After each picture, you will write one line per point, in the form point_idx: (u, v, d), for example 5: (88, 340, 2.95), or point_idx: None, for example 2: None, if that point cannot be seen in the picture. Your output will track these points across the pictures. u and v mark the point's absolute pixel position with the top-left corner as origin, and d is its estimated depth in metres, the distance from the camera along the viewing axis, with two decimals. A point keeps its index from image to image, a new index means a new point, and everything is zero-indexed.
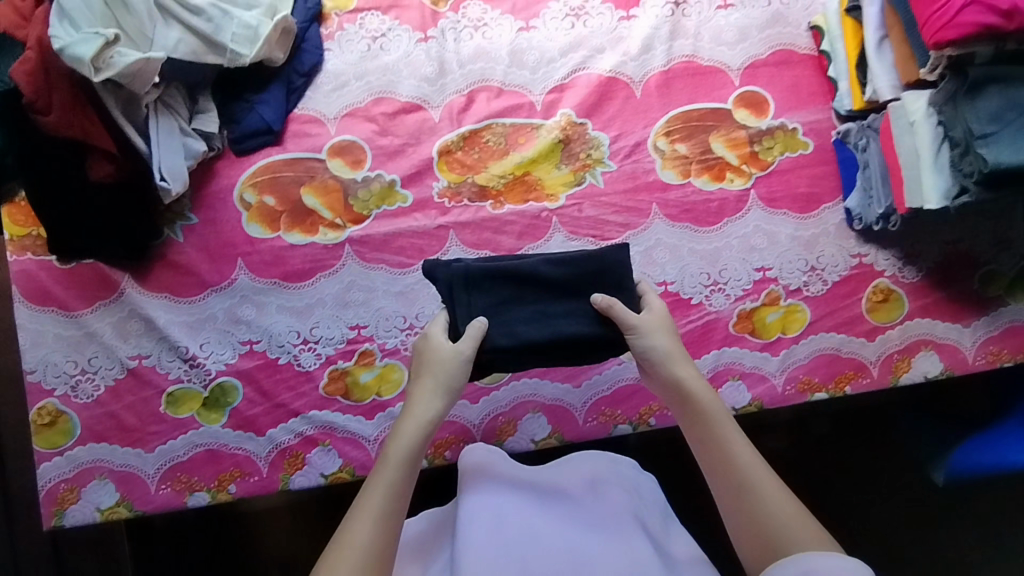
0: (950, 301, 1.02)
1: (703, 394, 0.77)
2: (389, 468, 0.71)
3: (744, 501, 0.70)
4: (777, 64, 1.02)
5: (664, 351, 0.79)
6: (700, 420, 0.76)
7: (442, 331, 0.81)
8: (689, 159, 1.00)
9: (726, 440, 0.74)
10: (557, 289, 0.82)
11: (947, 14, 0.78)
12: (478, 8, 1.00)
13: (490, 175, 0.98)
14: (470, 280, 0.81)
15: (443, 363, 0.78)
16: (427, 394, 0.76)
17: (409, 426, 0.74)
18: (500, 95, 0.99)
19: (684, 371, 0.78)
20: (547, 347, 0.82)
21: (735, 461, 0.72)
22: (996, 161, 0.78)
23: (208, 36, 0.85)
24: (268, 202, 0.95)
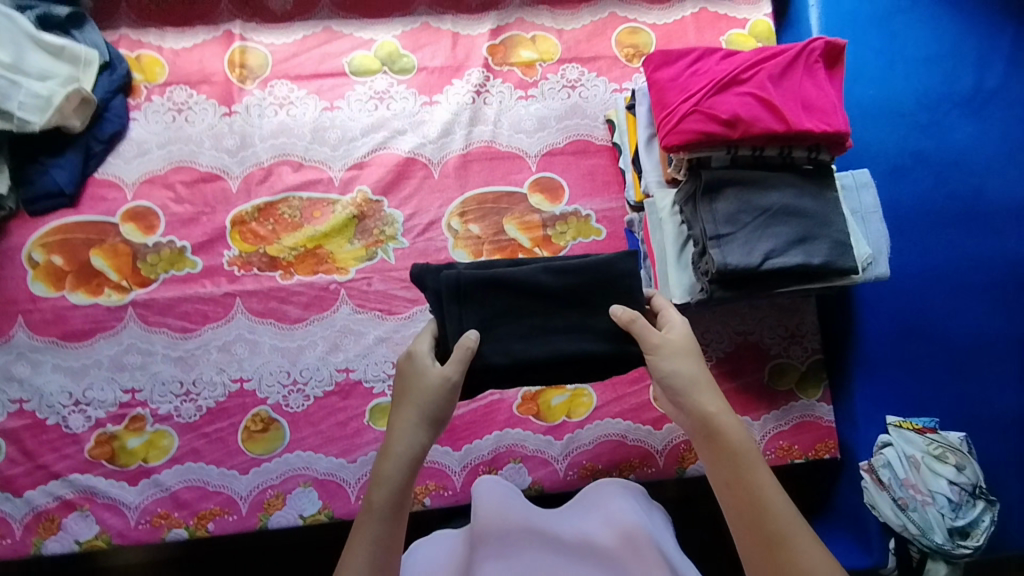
0: (738, 392, 1.03)
1: (733, 428, 0.70)
2: (375, 513, 0.67)
3: (776, 555, 0.64)
4: (574, 153, 1.07)
5: (693, 377, 0.72)
6: (729, 459, 0.69)
7: (426, 348, 0.76)
8: (481, 240, 1.04)
9: (763, 483, 0.67)
10: (553, 299, 0.79)
11: (673, 120, 0.82)
12: (285, 86, 1.04)
13: (282, 246, 1.01)
14: (459, 290, 0.77)
15: (429, 390, 0.72)
16: (411, 420, 0.71)
17: (390, 465, 0.69)
18: (299, 170, 1.03)
19: (710, 399, 0.72)
20: (547, 366, 0.77)
21: (767, 508, 0.66)
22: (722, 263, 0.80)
23: None
24: (55, 262, 0.97)
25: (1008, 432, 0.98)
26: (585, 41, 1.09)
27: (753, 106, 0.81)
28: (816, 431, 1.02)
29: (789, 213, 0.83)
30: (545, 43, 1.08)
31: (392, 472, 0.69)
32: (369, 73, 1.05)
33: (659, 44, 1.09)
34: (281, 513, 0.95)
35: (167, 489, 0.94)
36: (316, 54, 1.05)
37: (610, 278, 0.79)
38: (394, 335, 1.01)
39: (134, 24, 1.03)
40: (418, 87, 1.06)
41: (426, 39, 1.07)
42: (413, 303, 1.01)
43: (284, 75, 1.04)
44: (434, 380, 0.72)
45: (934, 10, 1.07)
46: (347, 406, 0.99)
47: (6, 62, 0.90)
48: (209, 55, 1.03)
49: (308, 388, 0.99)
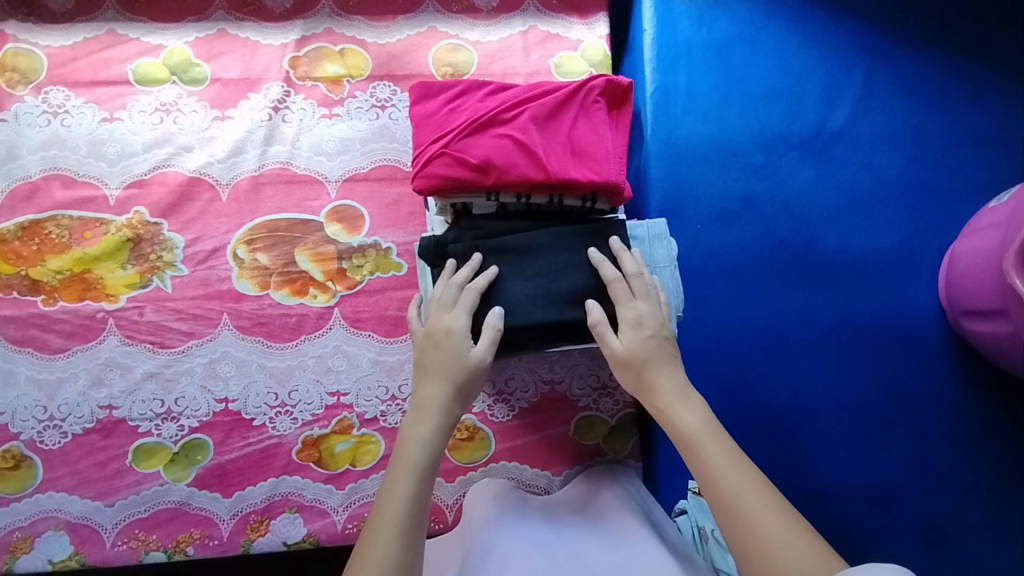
0: (542, 446, 0.97)
1: (689, 419, 0.67)
2: (407, 474, 0.64)
3: (731, 527, 0.60)
4: (379, 180, 0.98)
5: (654, 381, 0.69)
6: (689, 450, 0.65)
7: (465, 325, 0.71)
8: (269, 271, 0.96)
9: (713, 461, 0.63)
10: (557, 260, 0.74)
11: (422, 160, 0.73)
12: (60, 93, 0.95)
13: (45, 269, 0.93)
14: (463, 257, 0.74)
15: (460, 363, 0.70)
16: (444, 397, 0.69)
17: (422, 431, 0.67)
18: (72, 186, 0.95)
19: (661, 393, 0.69)
20: (553, 330, 0.74)
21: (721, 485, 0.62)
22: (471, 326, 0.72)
23: None
24: None
25: (815, 509, 0.90)
26: (399, 56, 0.99)
27: (509, 150, 0.72)
28: None
29: (563, 265, 0.74)
30: (355, 57, 0.99)
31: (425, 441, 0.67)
32: (155, 83, 0.97)
33: (481, 64, 1.00)
34: (28, 557, 0.89)
35: None
36: (98, 59, 0.96)
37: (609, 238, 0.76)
38: (165, 371, 0.93)
39: None
40: (210, 99, 0.97)
41: (222, 47, 0.98)
42: (188, 336, 0.94)
43: (60, 81, 0.95)
44: (470, 359, 0.69)
45: (784, 41, 0.97)
46: (108, 445, 0.92)
47: None
48: None
49: (65, 424, 0.92)
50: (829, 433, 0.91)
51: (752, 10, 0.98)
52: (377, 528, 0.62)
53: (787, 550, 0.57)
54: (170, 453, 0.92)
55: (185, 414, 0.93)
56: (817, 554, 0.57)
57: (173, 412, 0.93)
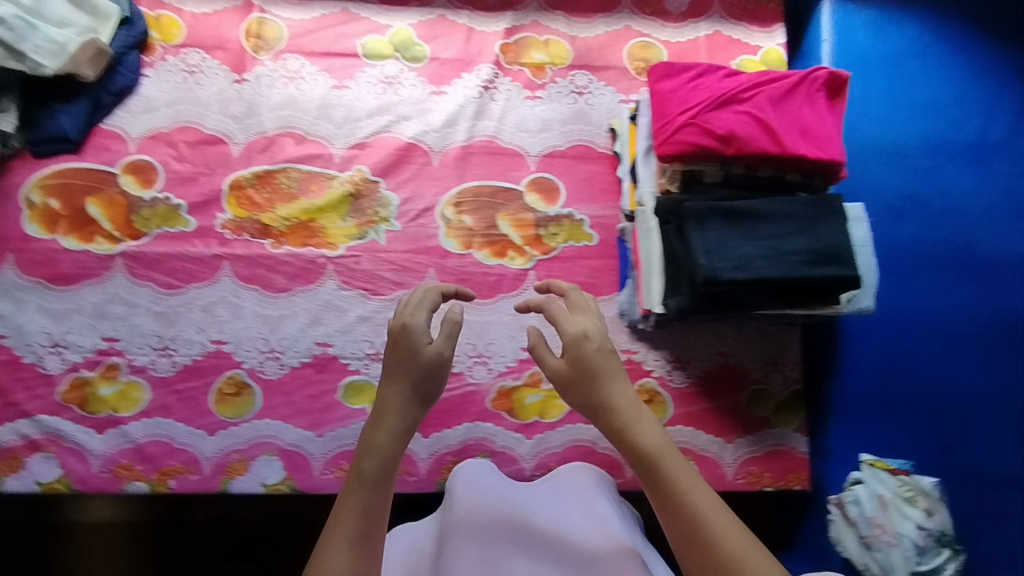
0: (715, 414, 1.03)
1: (648, 439, 0.69)
2: (363, 484, 0.67)
3: (696, 546, 0.64)
4: (574, 157, 1.07)
5: (606, 398, 0.71)
6: (649, 472, 0.67)
7: (424, 323, 0.75)
8: (473, 232, 1.03)
9: (676, 481, 0.66)
10: (786, 222, 0.82)
11: (669, 130, 0.82)
12: (298, 60, 1.05)
13: (275, 215, 1.01)
14: (700, 216, 0.81)
15: (416, 363, 0.72)
16: (405, 398, 0.71)
17: (380, 437, 0.69)
18: (302, 143, 1.04)
19: (619, 412, 0.70)
20: (781, 285, 0.80)
21: (687, 507, 0.65)
22: (712, 276, 0.78)
23: (9, 44, 0.91)
24: (51, 205, 0.98)
25: (977, 489, 0.95)
26: (598, 49, 1.09)
27: (750, 125, 0.81)
28: (788, 461, 1.03)
29: (794, 229, 0.82)
30: (558, 47, 1.09)
31: (385, 444, 0.69)
32: (381, 57, 1.06)
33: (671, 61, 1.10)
34: (242, 479, 0.95)
35: (133, 441, 0.95)
36: (331, 33, 1.06)
37: (830, 209, 0.83)
38: (375, 316, 1.01)
39: None
40: (428, 75, 1.07)
41: (442, 31, 1.08)
42: (398, 286, 1.01)
43: (298, 50, 1.05)
44: (428, 356, 0.72)
45: (948, 57, 1.08)
46: (320, 380, 0.99)
47: (27, 4, 0.93)
48: (227, 23, 1.05)
49: (284, 357, 0.99)
50: (991, 417, 0.97)
51: (920, 30, 1.09)
52: (338, 529, 0.65)
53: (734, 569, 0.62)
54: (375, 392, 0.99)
55: None
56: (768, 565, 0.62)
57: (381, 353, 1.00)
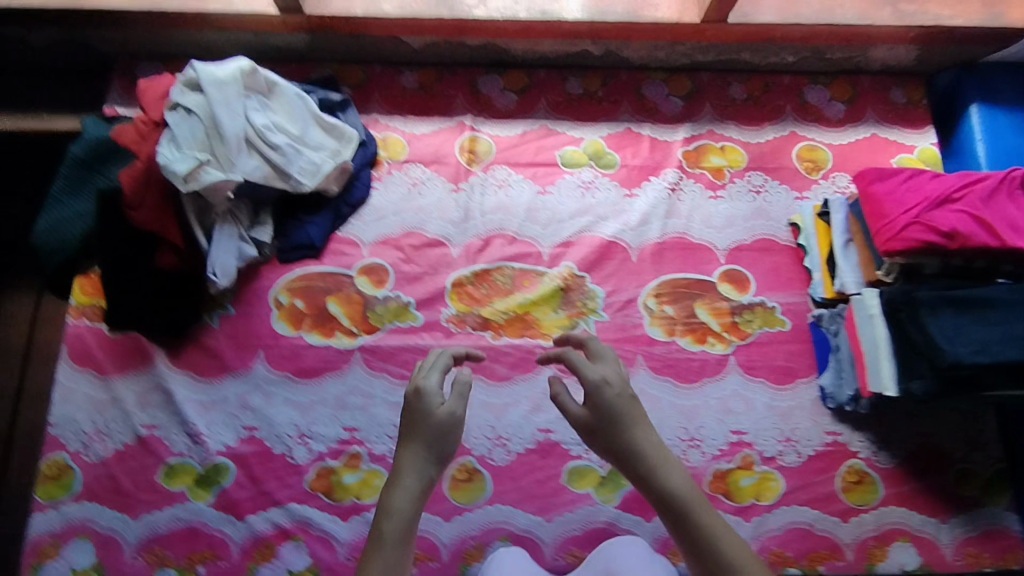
0: (926, 494, 1.05)
1: (676, 485, 0.72)
2: (386, 546, 0.69)
3: None
4: (760, 250, 1.16)
5: (631, 444, 0.74)
6: (677, 516, 0.71)
7: (436, 384, 0.77)
8: (675, 320, 1.11)
9: (707, 527, 0.70)
10: (1015, 310, 0.87)
11: (893, 229, 0.91)
12: (505, 171, 1.17)
13: (494, 309, 1.10)
14: (930, 305, 0.88)
15: (437, 426, 0.74)
16: (421, 457, 0.73)
17: (400, 500, 0.71)
18: (513, 243, 1.14)
19: (643, 459, 0.73)
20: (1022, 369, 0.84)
21: (720, 550, 0.68)
22: (957, 360, 0.83)
23: (280, 166, 1.04)
24: (297, 305, 1.09)
25: None
26: (770, 153, 1.21)
27: (969, 222, 0.89)
28: (1004, 541, 1.03)
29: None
30: (733, 152, 1.20)
31: (403, 505, 0.71)
32: (578, 165, 1.19)
33: (837, 162, 1.21)
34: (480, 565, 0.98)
35: None
36: (534, 146, 1.19)
37: None
38: None
39: (384, 111, 1.19)
40: (621, 180, 1.18)
41: (629, 140, 1.20)
42: None
43: (505, 162, 1.18)
44: (441, 415, 0.74)
45: None
46: (545, 465, 1.03)
47: (295, 133, 1.06)
48: (443, 140, 1.18)
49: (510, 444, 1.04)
50: None
51: None
52: None
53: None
54: (599, 477, 1.03)
55: None
56: None
57: None
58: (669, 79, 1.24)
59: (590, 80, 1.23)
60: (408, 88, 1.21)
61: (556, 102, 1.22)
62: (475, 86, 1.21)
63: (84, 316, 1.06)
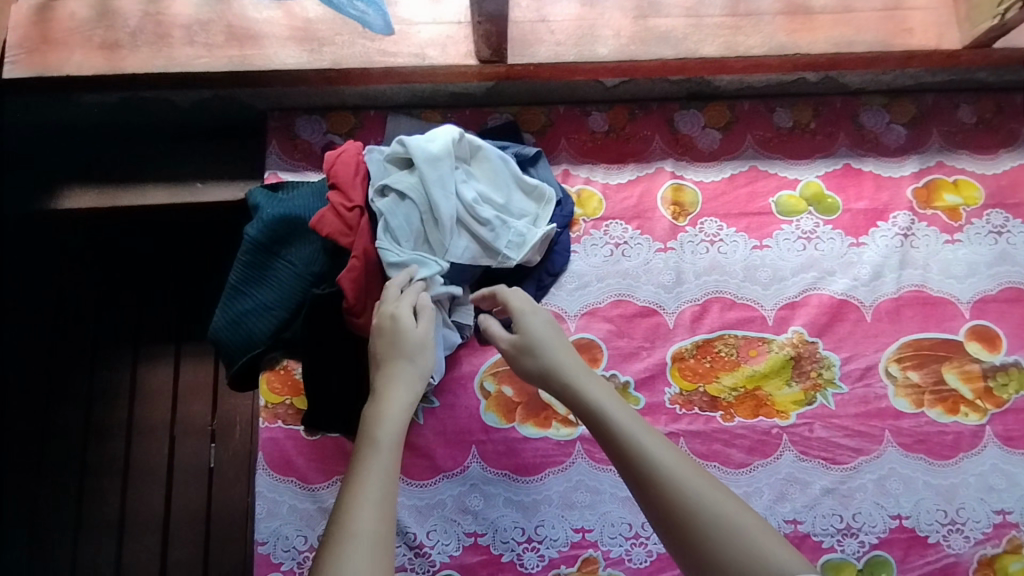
0: None
1: (591, 389, 0.71)
2: (373, 451, 0.62)
3: (646, 485, 0.61)
4: (1007, 301, 1.03)
5: (552, 361, 0.75)
6: (591, 419, 0.68)
7: (408, 309, 0.77)
8: (922, 389, 0.99)
9: (625, 425, 0.65)
10: None
11: None
12: (714, 224, 1.05)
13: (721, 385, 0.99)
14: None
15: (411, 345, 0.74)
16: (405, 372, 0.71)
17: (389, 408, 0.66)
18: (733, 307, 1.02)
19: (563, 371, 0.74)
20: None
21: (633, 446, 0.63)
22: None
23: (487, 242, 0.90)
24: (506, 393, 0.98)
25: None
26: (1009, 187, 1.07)
27: None
28: None
29: None
30: (969, 187, 1.07)
31: (391, 415, 0.66)
32: (795, 212, 1.06)
33: None
34: None
35: None
36: (744, 192, 1.06)
37: None
38: (840, 487, 0.96)
39: (573, 159, 1.07)
40: (844, 228, 1.05)
41: (850, 181, 1.07)
42: (859, 453, 0.97)
43: (713, 213, 1.05)
44: (419, 334, 0.75)
45: None
46: None
47: (500, 203, 0.93)
48: (644, 191, 1.05)
49: None
50: None
51: None
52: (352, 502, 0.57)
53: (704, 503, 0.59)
54: (857, 570, 0.93)
55: (864, 530, 0.94)
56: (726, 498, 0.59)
57: (853, 528, 0.94)
58: (890, 105, 1.10)
59: (800, 110, 1.10)
60: (599, 131, 1.08)
61: (764, 138, 1.09)
62: (673, 124, 1.09)
63: (278, 417, 0.96)
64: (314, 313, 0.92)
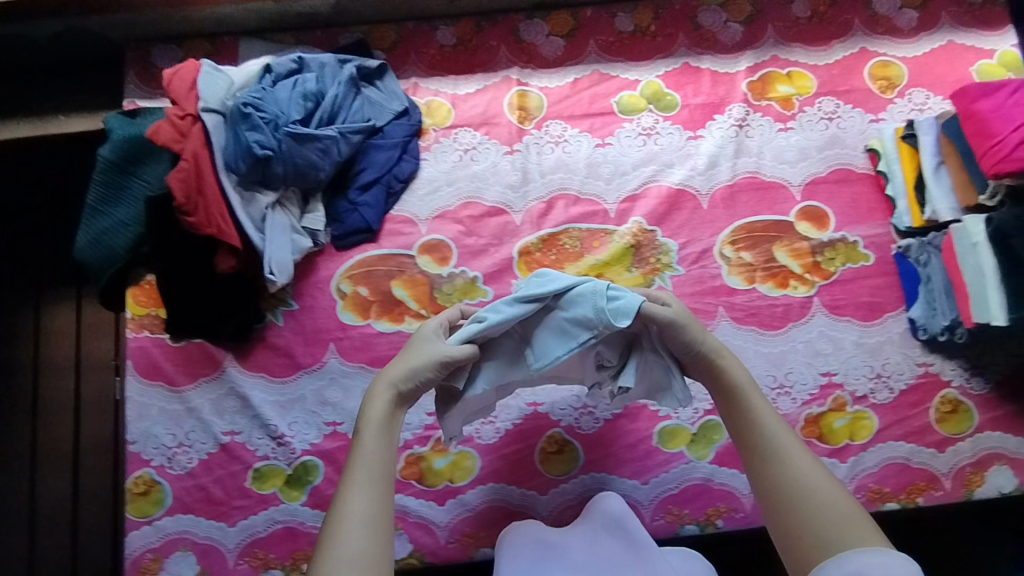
0: (1019, 416, 1.03)
1: (736, 374, 0.80)
2: (365, 436, 0.73)
3: (765, 465, 0.73)
4: (836, 181, 1.09)
5: (716, 345, 0.82)
6: (728, 400, 0.79)
7: (432, 330, 0.82)
8: (754, 267, 1.06)
9: (759, 413, 0.77)
10: None
11: (1003, 150, 0.83)
12: (559, 126, 1.10)
13: (565, 275, 1.05)
14: None
15: (420, 353, 0.79)
16: (402, 370, 0.77)
17: (375, 409, 0.75)
18: (577, 202, 1.08)
19: (723, 360, 0.81)
20: None
21: (763, 431, 0.75)
22: None
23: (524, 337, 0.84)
24: (361, 293, 1.04)
25: None
26: (841, 75, 1.12)
27: None
28: None
29: None
30: (801, 77, 1.12)
31: (383, 412, 0.75)
32: (636, 110, 1.11)
33: (912, 76, 1.12)
34: None
35: (473, 508, 0.98)
36: (587, 95, 1.11)
37: None
38: None
39: (422, 74, 1.11)
40: (683, 123, 1.10)
41: (686, 78, 1.12)
42: None
43: (558, 116, 1.10)
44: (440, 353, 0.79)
45: None
46: (636, 429, 1.01)
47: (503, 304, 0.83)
48: (489, 98, 1.10)
49: (597, 412, 1.02)
50: None
51: None
52: (350, 482, 0.69)
53: (847, 521, 0.66)
54: (690, 433, 1.01)
55: (697, 398, 1.03)
56: (840, 491, 0.69)
57: None
58: (727, 4, 1.15)
59: (641, 14, 1.14)
60: (446, 45, 1.12)
61: (606, 42, 1.13)
62: (518, 34, 1.13)
63: (145, 326, 1.02)
64: (157, 221, 0.98)
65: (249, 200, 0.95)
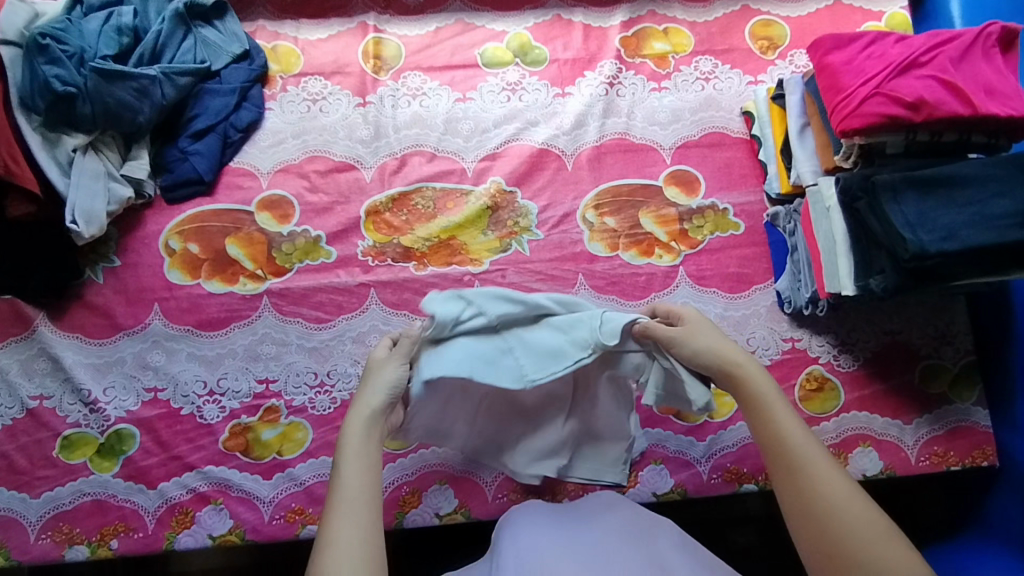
0: (890, 396, 0.94)
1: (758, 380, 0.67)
2: (346, 461, 0.64)
3: (803, 490, 0.61)
4: (709, 145, 1.03)
5: (728, 351, 0.68)
6: (753, 414, 0.66)
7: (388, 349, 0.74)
8: (617, 233, 0.99)
9: (784, 429, 0.64)
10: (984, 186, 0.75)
11: (851, 104, 0.78)
12: (418, 77, 1.04)
13: (415, 237, 0.98)
14: (890, 188, 0.76)
15: (383, 377, 0.71)
16: (368, 396, 0.70)
17: (353, 432, 0.67)
18: (432, 160, 1.01)
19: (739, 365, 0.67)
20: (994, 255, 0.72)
21: (795, 452, 0.62)
22: (920, 251, 0.72)
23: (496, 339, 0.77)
24: (190, 249, 0.96)
25: None
26: (719, 33, 1.07)
27: (937, 89, 0.76)
28: (973, 437, 0.93)
29: (993, 193, 0.74)
30: (678, 34, 1.07)
31: (361, 437, 0.67)
32: (501, 64, 1.05)
33: (794, 37, 1.06)
34: (417, 511, 0.88)
35: (303, 483, 0.89)
36: (449, 45, 1.06)
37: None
38: None
39: (272, 17, 1.06)
40: (550, 78, 1.04)
41: (556, 32, 1.07)
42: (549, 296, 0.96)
43: (417, 67, 1.04)
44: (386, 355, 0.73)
45: None
46: None
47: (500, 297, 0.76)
48: (344, 46, 1.05)
49: None
50: None
51: None
52: (335, 514, 0.61)
53: (890, 554, 0.57)
54: None
55: None
56: (875, 517, 0.59)
57: None
58: None
59: None
60: None
61: None
62: None
63: None
64: None
65: (54, 142, 0.88)
